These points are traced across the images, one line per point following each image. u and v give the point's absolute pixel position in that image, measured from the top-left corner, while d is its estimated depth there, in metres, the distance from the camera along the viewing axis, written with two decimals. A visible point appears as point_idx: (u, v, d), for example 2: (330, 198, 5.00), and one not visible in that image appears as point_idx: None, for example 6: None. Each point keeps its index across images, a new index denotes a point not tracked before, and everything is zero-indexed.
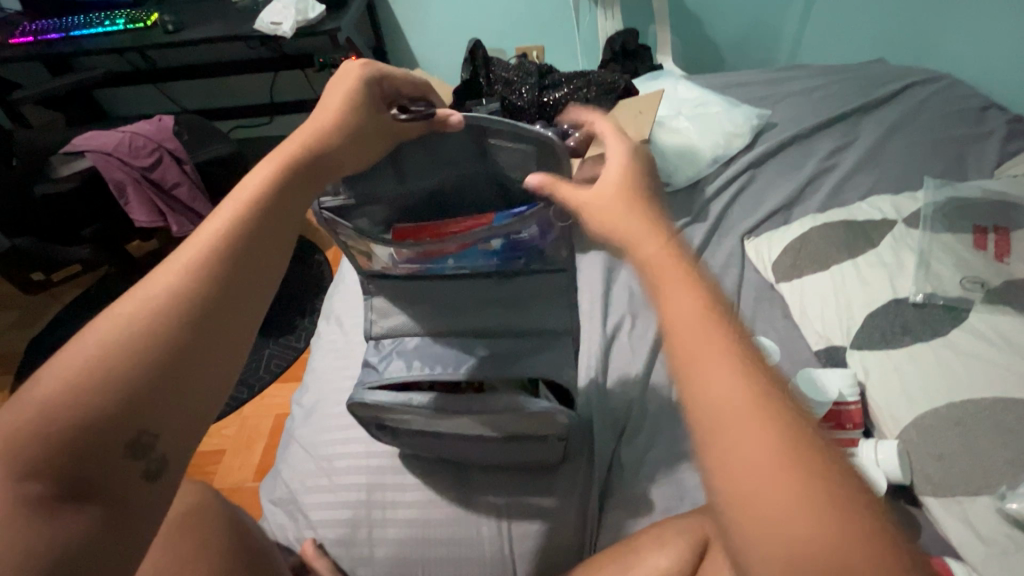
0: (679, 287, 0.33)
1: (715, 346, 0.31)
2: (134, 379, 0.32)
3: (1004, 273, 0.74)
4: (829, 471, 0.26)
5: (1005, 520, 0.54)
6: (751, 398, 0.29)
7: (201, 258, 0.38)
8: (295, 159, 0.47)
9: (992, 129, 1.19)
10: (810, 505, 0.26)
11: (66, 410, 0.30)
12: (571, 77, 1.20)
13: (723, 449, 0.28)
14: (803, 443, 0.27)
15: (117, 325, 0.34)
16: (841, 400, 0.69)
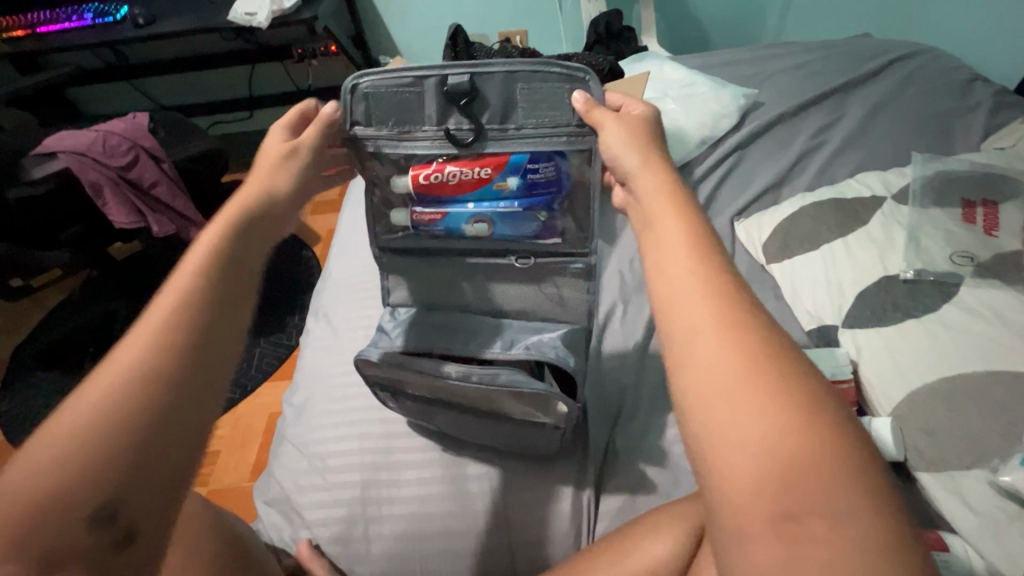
0: (673, 222, 0.38)
1: (713, 309, 0.33)
2: (116, 444, 0.32)
3: (994, 246, 0.75)
4: (791, 373, 0.30)
5: (997, 492, 0.55)
6: (742, 348, 0.31)
7: (161, 325, 0.38)
8: (233, 228, 0.46)
9: (978, 102, 1.18)
10: (779, 403, 0.29)
11: (47, 487, 0.30)
12: (555, 61, 1.18)
13: (694, 361, 0.31)
14: (772, 351, 0.31)
15: (96, 397, 0.34)
16: (834, 381, 0.68)
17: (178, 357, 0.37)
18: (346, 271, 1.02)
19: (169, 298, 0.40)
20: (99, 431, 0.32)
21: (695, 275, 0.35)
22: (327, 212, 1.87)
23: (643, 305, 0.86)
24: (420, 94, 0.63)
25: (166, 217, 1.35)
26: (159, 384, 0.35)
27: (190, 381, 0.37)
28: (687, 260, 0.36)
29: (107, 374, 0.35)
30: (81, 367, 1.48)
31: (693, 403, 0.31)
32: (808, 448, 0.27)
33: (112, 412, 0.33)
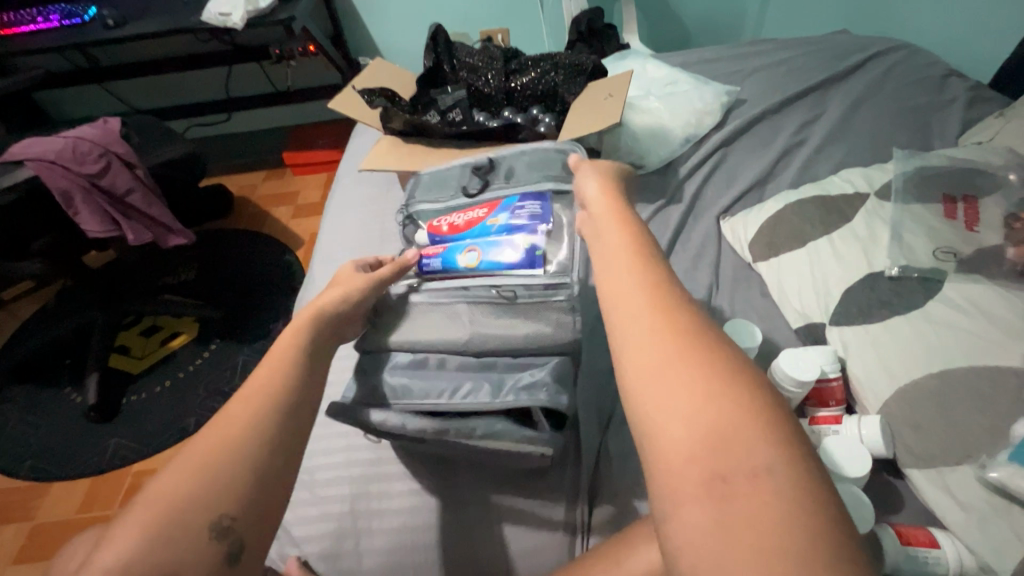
0: (618, 234, 0.44)
1: (646, 306, 0.37)
2: (230, 472, 0.47)
3: (975, 241, 0.75)
4: (713, 354, 0.34)
5: (985, 487, 0.55)
6: (671, 336, 0.35)
7: (268, 386, 0.53)
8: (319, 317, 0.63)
9: (954, 96, 1.20)
10: (703, 378, 0.32)
11: (181, 503, 0.45)
12: (538, 60, 1.15)
13: (633, 347, 0.35)
14: (699, 336, 0.35)
15: (222, 436, 0.49)
16: (823, 377, 0.68)
17: (280, 422, 0.51)
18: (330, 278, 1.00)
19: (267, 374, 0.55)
20: (224, 470, 0.47)
21: (631, 278, 0.39)
22: (310, 216, 1.84)
23: None
24: (458, 173, 0.92)
25: (141, 224, 1.33)
26: (266, 438, 0.50)
27: (283, 442, 0.51)
28: (629, 266, 0.40)
29: (229, 424, 0.50)
30: (57, 381, 1.43)
31: (634, 381, 0.34)
32: (723, 411, 0.31)
33: (235, 456, 0.48)
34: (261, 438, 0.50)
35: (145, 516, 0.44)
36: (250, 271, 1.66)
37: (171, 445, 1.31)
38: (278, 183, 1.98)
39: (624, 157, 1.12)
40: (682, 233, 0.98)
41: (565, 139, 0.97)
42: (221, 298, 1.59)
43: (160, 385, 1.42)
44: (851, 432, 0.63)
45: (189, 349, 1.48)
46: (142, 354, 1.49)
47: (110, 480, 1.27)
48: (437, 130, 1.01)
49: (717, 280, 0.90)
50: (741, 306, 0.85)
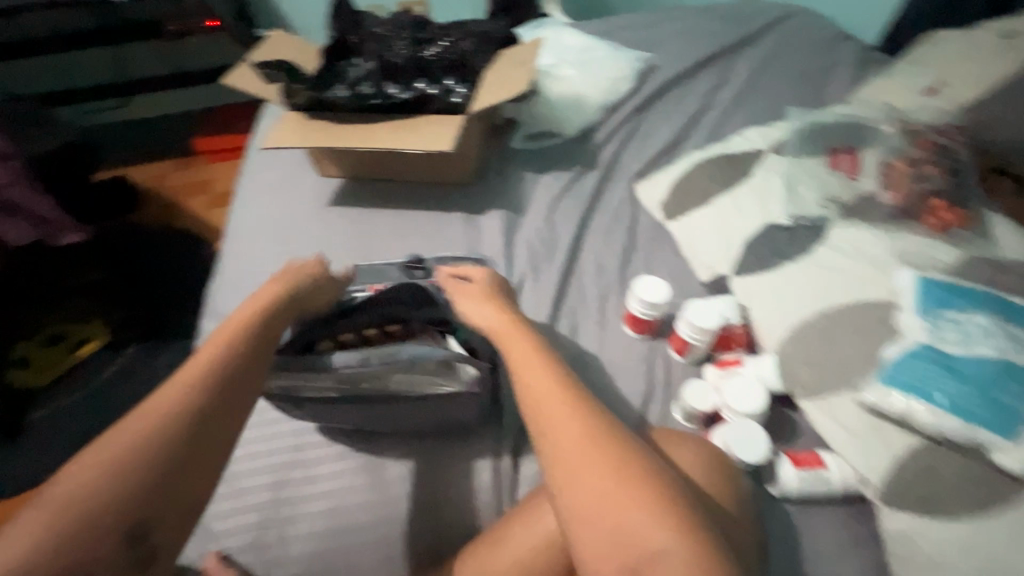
0: (535, 366, 0.56)
1: (573, 424, 0.50)
2: (147, 471, 0.46)
3: (856, 188, 0.81)
4: (623, 462, 0.47)
5: (864, 409, 0.60)
6: (585, 435, 0.49)
7: (199, 381, 0.52)
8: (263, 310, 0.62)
9: (846, 58, 1.28)
10: (619, 486, 0.45)
11: (89, 506, 0.43)
12: (449, 29, 1.14)
13: (561, 460, 0.48)
14: (613, 449, 0.47)
15: (143, 431, 0.47)
16: (726, 323, 0.72)
17: (206, 416, 0.50)
18: (242, 265, 0.95)
19: (186, 376, 0.52)
20: (124, 476, 0.45)
21: (550, 392, 0.53)
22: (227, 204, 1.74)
23: (553, 273, 0.87)
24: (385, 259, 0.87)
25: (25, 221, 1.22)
26: (180, 445, 0.48)
27: (192, 451, 0.48)
28: (546, 380, 0.54)
29: (147, 417, 0.48)
30: None
31: (564, 489, 0.46)
32: (630, 512, 0.44)
33: (156, 449, 0.47)
34: (187, 425, 0.49)
35: (49, 513, 0.42)
36: (161, 266, 1.54)
37: None
38: (188, 172, 1.85)
39: (542, 126, 1.12)
40: (599, 197, 1.00)
41: (478, 109, 0.96)
42: (131, 297, 1.46)
43: (69, 396, 1.31)
44: (751, 372, 0.68)
45: (99, 356, 1.37)
46: (43, 366, 1.34)
47: (21, 503, 1.18)
48: (344, 105, 0.96)
49: (633, 241, 0.92)
50: (656, 264, 0.88)
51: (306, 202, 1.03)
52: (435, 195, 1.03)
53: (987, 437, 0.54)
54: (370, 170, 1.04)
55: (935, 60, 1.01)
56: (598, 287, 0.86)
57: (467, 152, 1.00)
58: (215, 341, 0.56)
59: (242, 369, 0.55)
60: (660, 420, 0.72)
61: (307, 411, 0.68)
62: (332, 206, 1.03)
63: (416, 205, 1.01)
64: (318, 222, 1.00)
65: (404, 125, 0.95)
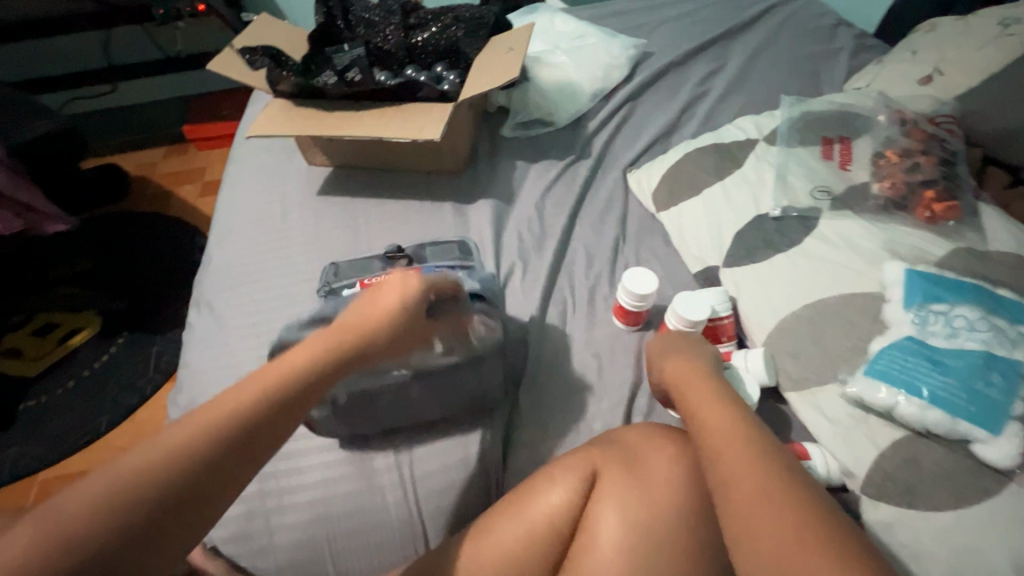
0: (702, 391, 0.57)
1: (750, 449, 0.47)
2: (174, 484, 0.37)
3: (847, 179, 0.81)
4: (794, 488, 0.43)
5: (847, 402, 0.60)
6: (772, 476, 0.45)
7: (263, 392, 0.43)
8: (350, 334, 0.51)
9: (841, 45, 1.27)
10: (807, 524, 0.41)
11: (102, 510, 0.35)
12: (439, 14, 1.11)
13: (735, 473, 0.46)
14: (789, 478, 0.44)
15: (191, 436, 0.39)
16: (715, 316, 0.72)
17: (252, 435, 0.41)
18: (231, 254, 0.94)
19: (256, 387, 0.43)
20: (146, 493, 0.36)
21: (735, 444, 0.49)
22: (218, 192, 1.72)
23: (543, 264, 0.86)
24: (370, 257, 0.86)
25: (9, 211, 1.18)
26: (213, 460, 0.39)
27: (218, 480, 0.39)
28: (733, 425, 0.51)
29: (198, 418, 0.40)
30: None
31: (740, 507, 0.44)
32: (815, 549, 0.39)
33: (189, 459, 0.38)
34: (234, 438, 0.40)
35: (59, 513, 0.34)
36: (151, 253, 1.54)
37: (82, 446, 1.22)
38: (179, 160, 1.83)
39: (532, 114, 1.10)
40: (591, 186, 0.99)
41: (465, 98, 0.94)
42: (123, 286, 1.45)
43: (61, 386, 1.30)
44: (739, 365, 0.68)
45: (92, 345, 1.36)
46: (37, 355, 1.34)
47: (13, 493, 1.17)
48: (331, 91, 0.95)
49: (624, 231, 0.92)
50: (645, 255, 0.88)
51: (293, 191, 1.02)
52: (426, 183, 1.02)
53: (969, 429, 0.54)
54: (359, 158, 1.03)
55: (929, 47, 1.00)
56: (589, 278, 0.85)
57: (457, 141, 0.98)
58: (303, 345, 0.48)
59: (305, 400, 0.45)
60: (646, 411, 0.72)
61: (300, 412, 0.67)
62: (321, 195, 1.01)
63: (405, 193, 1.00)
64: (306, 211, 0.98)
65: (391, 112, 0.93)
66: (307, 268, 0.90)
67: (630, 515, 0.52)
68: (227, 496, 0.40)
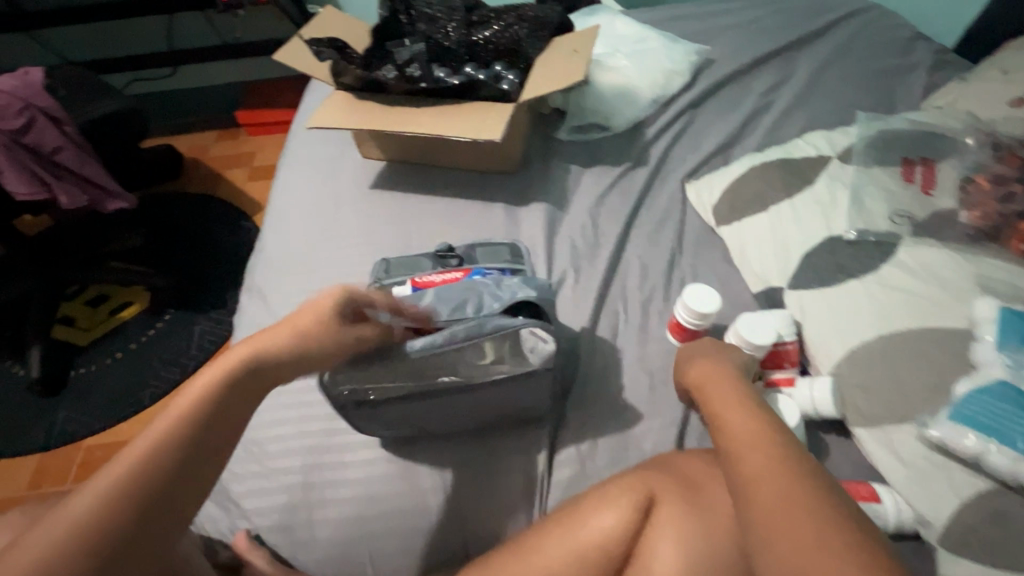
0: (723, 389, 0.56)
1: (761, 444, 0.47)
2: (143, 493, 0.41)
3: (929, 205, 0.77)
4: (808, 479, 0.42)
5: (926, 446, 0.57)
6: (796, 484, 0.42)
7: (196, 407, 0.46)
8: (266, 346, 0.52)
9: (918, 60, 1.20)
10: (818, 516, 0.39)
11: (80, 527, 0.38)
12: (502, 12, 1.09)
13: (745, 468, 0.45)
14: (803, 470, 0.43)
15: (144, 452, 0.42)
16: (779, 340, 0.68)
17: (196, 444, 0.44)
18: (283, 243, 0.94)
19: (168, 425, 0.44)
20: (82, 540, 0.37)
21: (761, 453, 0.46)
22: (267, 178, 1.75)
23: (596, 273, 0.84)
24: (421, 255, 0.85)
25: (75, 186, 1.19)
26: (169, 470, 0.42)
27: (179, 484, 0.43)
28: (757, 430, 0.49)
29: (150, 436, 0.44)
30: None
31: (750, 497, 0.43)
32: (828, 541, 0.37)
33: (150, 472, 0.42)
34: (179, 450, 0.43)
35: (38, 532, 0.37)
36: (201, 233, 1.58)
37: (126, 417, 1.25)
38: (231, 144, 1.87)
39: (589, 117, 1.08)
40: (647, 196, 0.96)
41: (526, 99, 0.92)
42: (173, 265, 1.50)
43: (110, 357, 1.34)
44: (804, 394, 0.64)
45: (141, 319, 1.41)
46: (90, 325, 1.40)
47: (61, 458, 1.21)
48: (394, 86, 0.95)
49: (680, 244, 0.88)
50: (702, 271, 0.84)
51: (347, 183, 1.03)
52: (478, 182, 1.01)
53: None
54: (414, 154, 1.02)
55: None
56: (642, 290, 0.82)
57: (513, 141, 0.97)
58: (217, 363, 0.50)
59: (235, 410, 0.48)
60: (699, 434, 0.69)
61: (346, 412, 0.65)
62: (373, 188, 1.02)
63: (457, 191, 1.00)
64: (359, 204, 0.99)
65: (450, 111, 0.92)
66: (357, 261, 0.90)
67: (687, 545, 0.50)
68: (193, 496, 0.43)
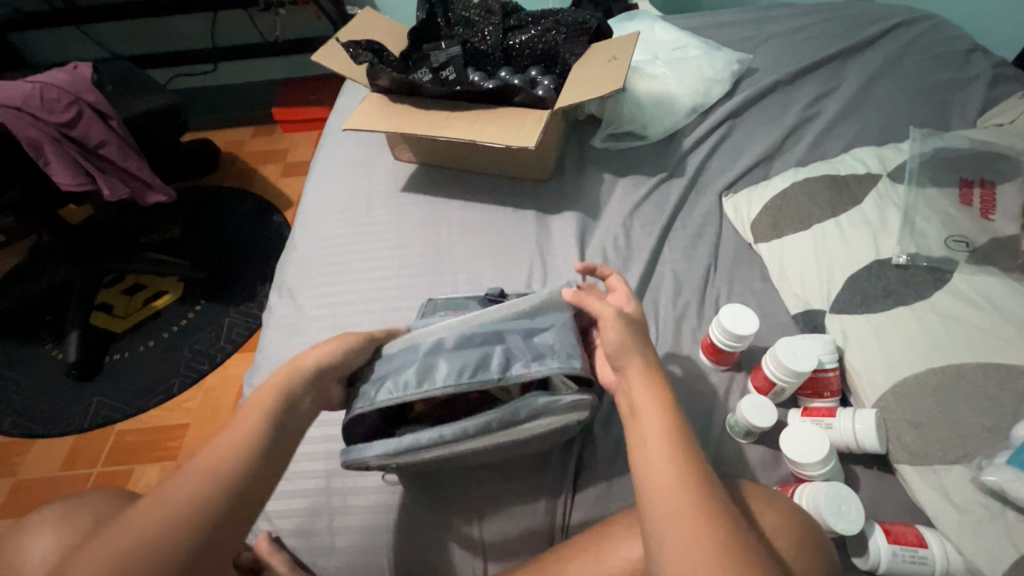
0: (636, 360, 0.55)
1: (663, 442, 0.47)
2: (212, 506, 0.44)
3: (990, 230, 0.73)
4: (704, 488, 0.44)
5: (980, 489, 0.54)
6: (708, 554, 0.40)
7: (255, 426, 0.50)
8: (305, 366, 0.56)
9: (977, 73, 1.13)
10: (710, 528, 0.41)
11: (158, 536, 0.41)
12: (539, 16, 1.08)
13: (646, 469, 0.47)
14: (702, 478, 0.45)
15: (209, 470, 0.46)
16: (819, 367, 0.64)
17: (258, 459, 0.48)
18: (315, 243, 0.95)
19: (244, 424, 0.50)
20: (159, 549, 0.41)
21: (666, 468, 0.46)
22: (299, 175, 1.77)
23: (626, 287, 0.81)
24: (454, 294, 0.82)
25: (118, 178, 1.23)
26: (236, 485, 0.46)
27: (242, 497, 0.46)
28: (662, 423, 0.49)
29: (213, 451, 0.48)
30: (36, 338, 1.40)
31: (649, 502, 0.45)
32: (714, 552, 0.40)
33: (216, 488, 0.45)
34: (244, 468, 0.47)
35: (116, 542, 0.41)
36: (235, 226, 1.61)
37: (156, 404, 1.28)
38: (266, 140, 1.90)
39: (625, 126, 1.06)
40: (682, 209, 0.93)
41: (562, 105, 0.91)
42: (206, 258, 1.53)
43: (143, 345, 1.38)
44: (844, 426, 0.61)
45: (174, 309, 1.44)
46: (125, 313, 1.44)
47: (92, 441, 1.25)
48: (426, 89, 0.94)
49: (716, 259, 0.85)
50: (739, 289, 0.81)
51: (379, 185, 1.03)
52: (510, 189, 1.00)
53: None
54: (447, 157, 1.02)
55: None
56: (675, 305, 0.79)
57: (547, 148, 0.95)
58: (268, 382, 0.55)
59: (290, 429, 0.52)
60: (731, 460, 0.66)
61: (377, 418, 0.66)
62: (404, 192, 1.01)
63: (489, 197, 0.99)
64: (391, 207, 0.99)
65: (485, 116, 0.91)
66: (387, 265, 0.90)
67: None
68: (254, 505, 0.47)
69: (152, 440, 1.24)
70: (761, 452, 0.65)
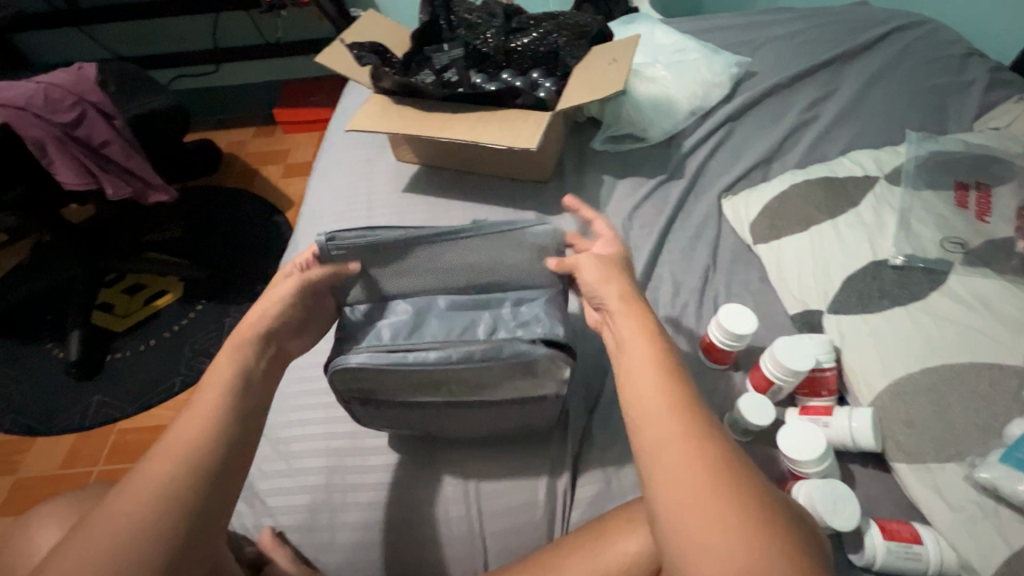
0: (618, 295, 0.55)
1: (652, 368, 0.47)
2: (194, 480, 0.45)
3: (983, 232, 0.75)
4: (695, 412, 0.44)
5: (974, 487, 0.55)
6: (704, 472, 0.40)
7: (217, 402, 0.50)
8: (245, 339, 0.56)
9: (974, 77, 1.15)
10: (703, 448, 0.41)
11: (148, 513, 0.42)
12: (541, 19, 1.09)
13: (637, 396, 0.46)
14: (693, 405, 0.45)
15: (179, 448, 0.46)
16: (817, 366, 0.65)
17: (229, 433, 0.48)
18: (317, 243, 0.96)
19: (201, 402, 0.50)
20: (149, 525, 0.42)
21: (657, 393, 0.45)
22: (301, 175, 1.78)
23: None
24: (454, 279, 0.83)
25: (120, 178, 1.23)
26: (212, 459, 0.46)
27: (221, 470, 0.47)
28: (648, 352, 0.49)
29: (179, 431, 0.47)
30: (36, 337, 1.40)
31: (641, 429, 0.44)
32: (709, 471, 0.40)
33: (192, 464, 0.45)
34: (214, 443, 0.47)
35: (104, 525, 0.41)
36: (237, 226, 1.62)
37: (157, 403, 1.29)
38: (268, 141, 1.91)
39: (625, 128, 1.07)
40: (682, 210, 0.94)
41: (563, 107, 0.92)
42: (207, 258, 1.54)
43: (144, 344, 1.38)
44: (841, 424, 0.62)
45: (174, 308, 1.45)
46: (125, 312, 1.45)
47: (93, 439, 1.25)
48: (429, 91, 0.95)
49: (714, 260, 0.86)
50: (737, 290, 0.82)
51: (380, 186, 1.03)
52: (510, 190, 1.01)
53: None
54: (447, 158, 1.03)
55: None
56: (674, 306, 0.80)
57: (547, 150, 0.96)
58: (220, 359, 0.54)
59: (252, 400, 0.52)
60: None
61: (376, 415, 0.66)
62: (406, 192, 1.02)
63: (489, 197, 1.00)
64: (393, 206, 1.00)
65: (487, 118, 0.92)
66: None
67: None
68: (236, 474, 0.48)
69: (152, 438, 1.24)
70: (758, 451, 0.66)
